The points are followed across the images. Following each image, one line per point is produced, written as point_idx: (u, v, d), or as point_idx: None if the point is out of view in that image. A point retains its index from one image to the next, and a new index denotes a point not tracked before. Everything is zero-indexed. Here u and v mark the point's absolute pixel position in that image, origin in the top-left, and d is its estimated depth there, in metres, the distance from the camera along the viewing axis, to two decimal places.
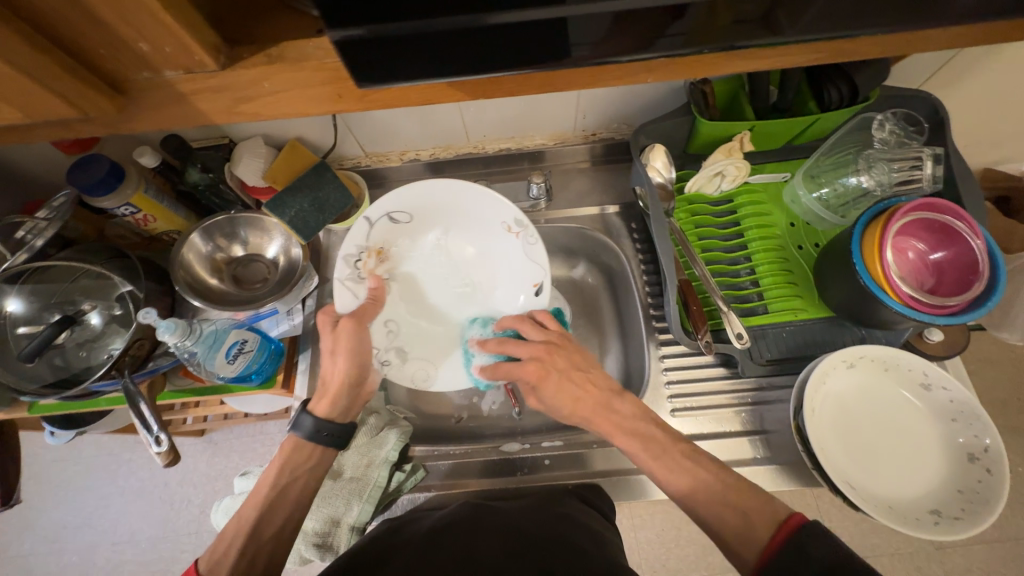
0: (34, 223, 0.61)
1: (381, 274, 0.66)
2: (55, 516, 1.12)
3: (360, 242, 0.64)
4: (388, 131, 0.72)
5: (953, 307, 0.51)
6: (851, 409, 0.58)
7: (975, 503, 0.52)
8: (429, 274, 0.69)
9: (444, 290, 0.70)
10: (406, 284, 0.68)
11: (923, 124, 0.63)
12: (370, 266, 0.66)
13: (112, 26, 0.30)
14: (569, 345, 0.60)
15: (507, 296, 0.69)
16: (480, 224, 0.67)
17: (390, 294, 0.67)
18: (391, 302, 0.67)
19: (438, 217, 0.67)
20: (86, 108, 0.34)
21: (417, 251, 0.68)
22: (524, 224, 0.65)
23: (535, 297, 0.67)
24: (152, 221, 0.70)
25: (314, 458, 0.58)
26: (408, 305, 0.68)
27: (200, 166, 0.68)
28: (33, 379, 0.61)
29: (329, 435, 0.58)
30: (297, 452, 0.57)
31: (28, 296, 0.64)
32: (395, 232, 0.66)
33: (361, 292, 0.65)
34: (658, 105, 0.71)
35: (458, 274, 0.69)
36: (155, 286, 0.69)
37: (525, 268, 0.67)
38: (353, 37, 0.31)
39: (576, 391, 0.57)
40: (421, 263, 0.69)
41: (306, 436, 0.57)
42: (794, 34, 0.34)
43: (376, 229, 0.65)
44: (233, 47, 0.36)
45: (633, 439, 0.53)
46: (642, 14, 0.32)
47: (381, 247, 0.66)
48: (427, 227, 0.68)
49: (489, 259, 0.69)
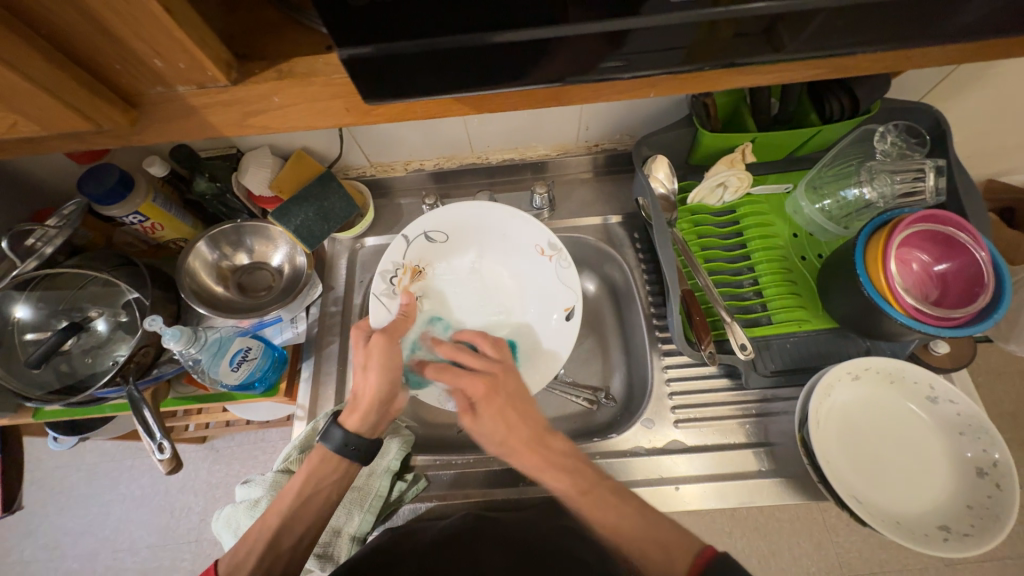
0: (45, 231, 0.62)
1: (413, 291, 0.68)
2: (56, 522, 1.12)
3: (396, 259, 0.68)
4: (394, 142, 0.73)
5: (958, 319, 0.51)
6: (855, 421, 0.58)
7: (984, 518, 0.51)
8: (460, 299, 0.70)
9: (475, 314, 0.70)
10: (435, 303, 0.69)
11: (926, 136, 0.63)
12: (404, 283, 0.68)
13: (128, 43, 0.31)
14: (512, 376, 0.60)
15: (539, 316, 0.69)
16: (513, 248, 0.71)
17: (421, 311, 0.68)
18: (421, 319, 0.67)
19: (470, 238, 0.71)
20: (100, 121, 0.34)
21: (451, 273, 0.71)
22: (557, 247, 0.67)
23: (565, 322, 0.67)
24: (159, 229, 0.71)
25: (339, 471, 0.58)
26: (439, 324, 0.68)
27: (207, 175, 0.70)
28: (38, 386, 0.62)
29: (356, 449, 0.57)
30: (324, 464, 0.57)
31: (37, 303, 0.65)
32: (431, 253, 0.70)
33: (394, 307, 0.66)
34: (660, 117, 0.72)
35: (490, 298, 0.71)
36: (161, 293, 0.69)
37: (556, 293, 0.68)
38: (361, 55, 0.31)
39: (513, 421, 0.56)
40: (454, 286, 0.71)
41: (335, 448, 0.57)
42: (795, 48, 0.34)
43: (412, 247, 0.69)
44: (244, 62, 0.37)
45: (563, 476, 0.53)
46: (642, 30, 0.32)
47: (417, 265, 0.69)
48: (461, 249, 0.71)
49: (521, 283, 0.71)
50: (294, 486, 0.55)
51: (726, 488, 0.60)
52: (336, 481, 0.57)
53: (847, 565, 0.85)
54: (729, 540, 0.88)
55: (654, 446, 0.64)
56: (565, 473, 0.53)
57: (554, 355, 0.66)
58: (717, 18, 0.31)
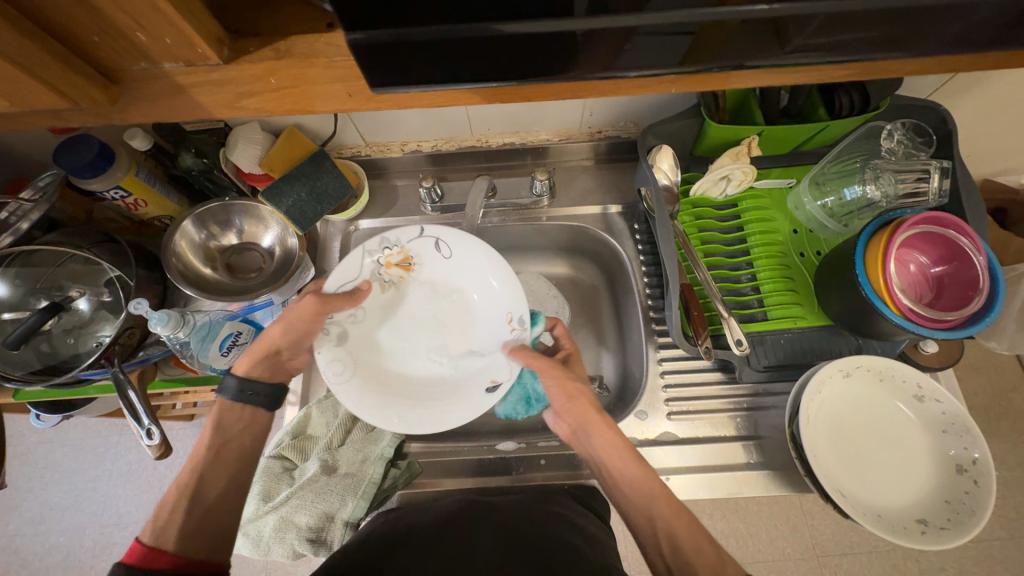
0: (19, 205, 0.59)
1: (388, 275, 0.65)
2: (41, 497, 1.11)
3: (399, 239, 0.65)
4: (390, 122, 0.70)
5: (951, 321, 0.51)
6: (843, 418, 0.59)
7: (961, 513, 0.53)
8: (416, 317, 0.67)
9: (419, 335, 0.66)
10: (394, 300, 0.66)
11: (931, 136, 0.62)
12: (388, 263, 0.65)
13: (108, 14, 0.28)
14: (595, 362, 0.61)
15: (468, 369, 0.64)
16: (491, 305, 0.65)
17: (377, 291, 0.65)
18: (372, 296, 0.65)
19: (467, 267, 0.66)
20: (77, 98, 0.32)
21: (431, 283, 0.67)
22: (525, 326, 0.63)
23: (483, 392, 0.61)
24: (143, 205, 0.67)
25: (245, 419, 0.57)
26: (386, 313, 0.66)
27: (194, 150, 0.66)
28: (19, 366, 0.59)
29: (254, 394, 0.58)
30: (228, 415, 0.56)
31: (13, 280, 0.62)
32: (429, 257, 0.66)
33: (360, 272, 0.64)
34: (665, 107, 0.70)
35: (439, 328, 0.66)
36: (146, 273, 0.67)
37: (492, 361, 0.63)
38: (363, 42, 0.29)
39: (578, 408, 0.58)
40: (423, 300, 0.67)
41: (233, 397, 0.57)
42: (800, 42, 0.32)
43: (419, 241, 0.65)
44: (238, 39, 0.34)
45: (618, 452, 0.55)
46: (653, 22, 0.30)
47: (411, 258, 0.66)
48: (455, 271, 0.67)
49: (473, 330, 0.66)
50: None
51: (714, 480, 0.62)
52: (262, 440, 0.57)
53: (819, 547, 0.89)
54: (708, 521, 0.91)
55: (647, 437, 0.65)
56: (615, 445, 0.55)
57: (456, 409, 0.60)
58: (727, 15, 0.30)
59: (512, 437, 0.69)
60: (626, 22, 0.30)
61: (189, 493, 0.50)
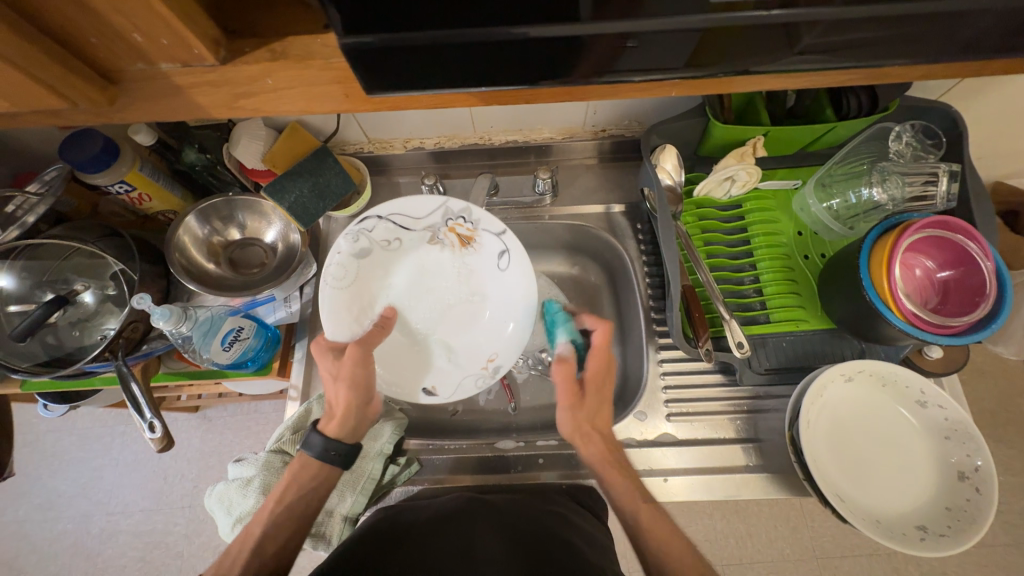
0: (26, 198, 0.60)
1: (440, 238, 0.66)
2: (49, 484, 1.13)
3: (474, 213, 0.64)
4: (392, 119, 0.70)
5: (956, 327, 0.51)
6: (844, 420, 0.59)
7: (961, 521, 0.53)
8: (434, 285, 0.67)
9: (429, 297, 0.67)
10: (430, 258, 0.67)
11: (942, 138, 0.61)
12: (450, 233, 0.65)
13: (103, 16, 0.28)
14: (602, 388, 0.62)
15: (437, 349, 0.66)
16: (490, 333, 0.66)
17: (426, 239, 0.66)
18: (413, 242, 0.66)
19: (507, 293, 0.65)
20: (75, 99, 0.32)
21: (469, 270, 0.67)
22: (496, 376, 0.63)
23: (421, 388, 0.63)
24: (147, 200, 0.68)
25: (319, 476, 0.58)
26: (414, 259, 0.67)
27: (197, 146, 0.67)
28: (26, 357, 0.60)
29: (336, 455, 0.56)
30: (304, 470, 0.58)
31: (19, 273, 0.63)
32: (486, 256, 0.65)
33: (421, 216, 0.65)
34: (668, 107, 0.70)
35: (446, 305, 0.67)
36: (149, 267, 0.67)
37: (449, 370, 0.64)
38: (362, 44, 0.29)
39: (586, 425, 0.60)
40: (450, 278, 0.67)
41: (314, 454, 0.57)
42: (811, 42, 0.31)
43: (491, 239, 0.64)
44: (234, 40, 0.34)
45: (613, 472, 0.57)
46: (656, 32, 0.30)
47: (470, 243, 0.65)
48: (494, 280, 0.66)
49: (464, 329, 0.66)
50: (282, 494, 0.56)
51: (713, 482, 0.62)
52: (318, 487, 0.58)
53: (819, 548, 0.89)
54: (707, 521, 0.90)
55: (646, 438, 0.65)
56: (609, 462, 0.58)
57: (396, 370, 0.63)
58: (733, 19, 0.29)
59: (511, 435, 0.69)
60: (628, 29, 0.29)
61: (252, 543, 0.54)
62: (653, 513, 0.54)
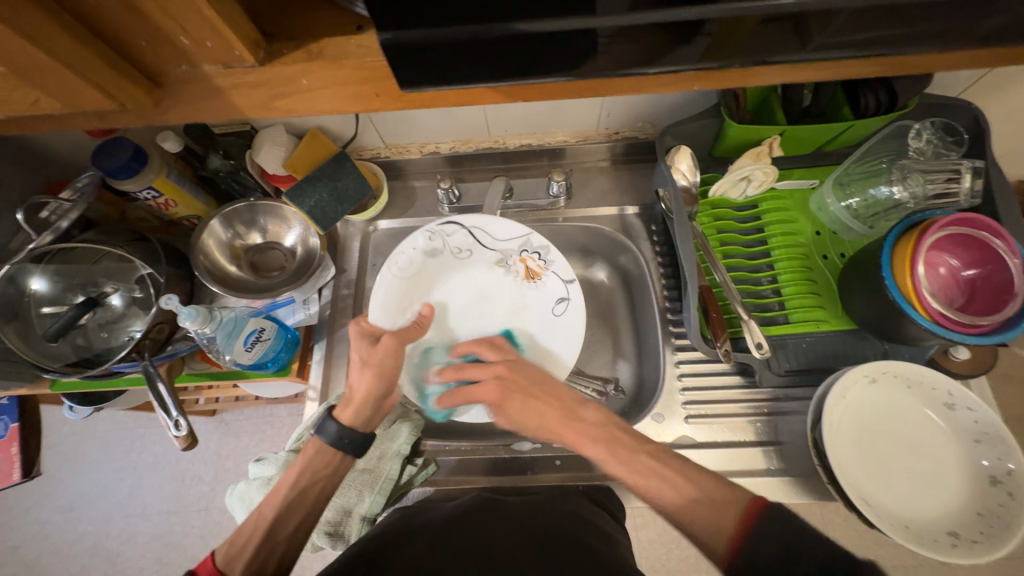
0: (59, 205, 0.62)
1: (507, 264, 0.68)
2: (71, 486, 1.15)
3: (547, 250, 0.67)
4: (410, 124, 0.72)
5: (983, 326, 0.49)
6: (869, 423, 0.58)
7: (995, 527, 0.51)
8: (487, 308, 0.68)
9: (478, 315, 0.67)
10: (495, 282, 0.68)
11: (964, 135, 0.60)
12: (519, 263, 0.68)
13: (155, 21, 0.30)
14: (526, 363, 0.59)
15: None
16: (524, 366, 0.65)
17: (496, 262, 0.69)
18: (481, 263, 0.69)
19: (550, 333, 0.66)
20: (123, 100, 0.33)
21: (524, 300, 0.68)
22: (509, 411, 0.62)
23: (438, 396, 0.63)
24: (172, 206, 0.70)
25: (333, 462, 0.56)
26: (478, 277, 0.69)
27: (222, 152, 0.69)
28: (56, 358, 0.62)
29: (350, 442, 0.55)
30: (319, 456, 0.55)
31: (52, 276, 0.65)
32: (547, 290, 0.67)
33: (499, 238, 0.68)
34: (683, 108, 0.70)
35: (493, 326, 0.67)
36: (175, 270, 0.69)
37: None
38: (397, 42, 0.30)
39: (541, 410, 0.55)
40: (505, 306, 0.68)
41: (329, 442, 0.55)
42: (820, 43, 0.32)
43: (554, 280, 0.67)
44: (273, 43, 0.36)
45: (601, 445, 0.51)
46: (673, 25, 0.30)
47: (534, 277, 0.67)
48: (544, 316, 0.66)
49: None
50: (296, 480, 0.54)
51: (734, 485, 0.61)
52: (330, 475, 0.56)
53: None
54: None
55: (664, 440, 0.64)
56: (603, 440, 0.52)
57: (426, 371, 0.64)
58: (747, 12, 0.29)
59: (527, 436, 0.69)
60: (647, 19, 0.30)
61: (262, 531, 0.51)
62: (639, 467, 0.49)
